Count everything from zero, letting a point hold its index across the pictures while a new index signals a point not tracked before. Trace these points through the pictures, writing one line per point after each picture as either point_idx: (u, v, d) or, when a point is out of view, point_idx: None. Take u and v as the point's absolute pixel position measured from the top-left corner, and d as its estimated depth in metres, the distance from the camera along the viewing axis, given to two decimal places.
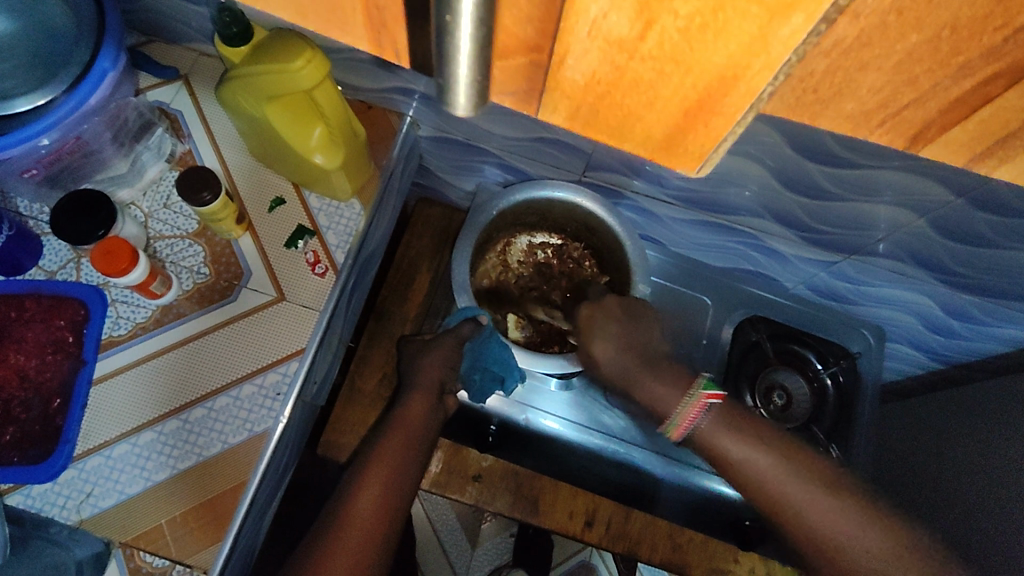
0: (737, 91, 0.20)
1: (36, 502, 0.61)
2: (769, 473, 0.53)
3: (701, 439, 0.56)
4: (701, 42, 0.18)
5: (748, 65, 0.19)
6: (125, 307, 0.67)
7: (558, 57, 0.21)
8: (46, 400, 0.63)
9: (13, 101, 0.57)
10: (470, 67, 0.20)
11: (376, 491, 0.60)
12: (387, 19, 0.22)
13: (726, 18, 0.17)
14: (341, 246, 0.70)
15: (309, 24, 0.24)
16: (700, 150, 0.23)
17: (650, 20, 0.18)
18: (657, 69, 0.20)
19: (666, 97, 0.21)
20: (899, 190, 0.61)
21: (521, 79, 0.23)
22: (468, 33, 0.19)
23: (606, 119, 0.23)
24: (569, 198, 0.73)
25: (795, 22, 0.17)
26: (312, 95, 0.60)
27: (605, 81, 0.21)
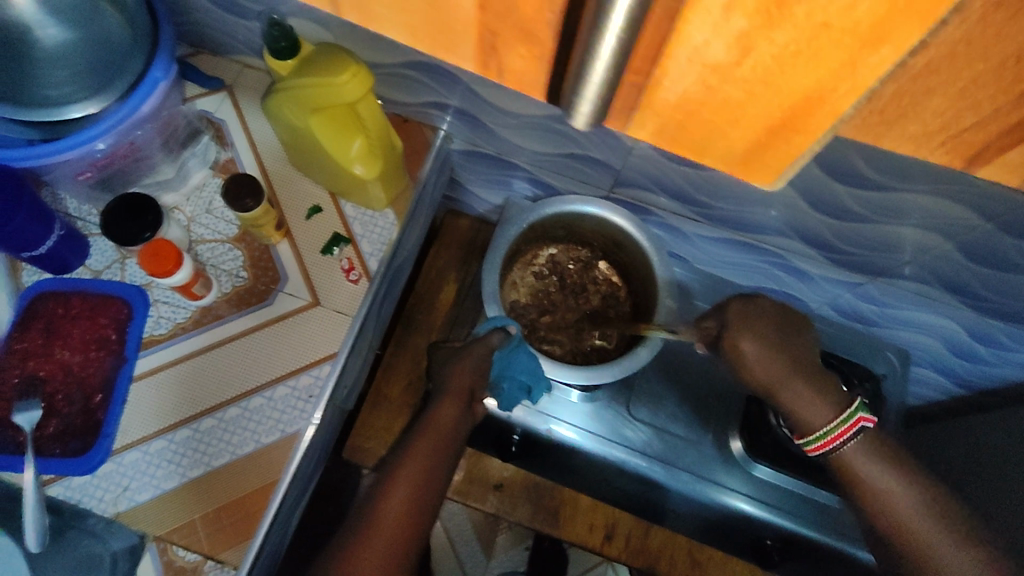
0: (822, 110, 0.25)
1: (75, 494, 0.63)
2: (917, 518, 0.53)
3: (845, 464, 0.56)
4: (792, 66, 0.23)
5: (834, 89, 0.24)
6: (166, 307, 0.69)
7: (656, 80, 0.27)
8: (88, 395, 0.66)
9: (69, 108, 0.61)
10: (597, 86, 0.26)
11: (404, 494, 0.61)
12: (495, 41, 0.29)
13: (819, 45, 0.22)
14: (375, 254, 0.72)
15: (421, 46, 0.31)
16: (779, 165, 0.30)
17: (748, 47, 0.23)
18: (747, 89, 0.25)
19: (754, 113, 0.27)
20: (928, 214, 0.61)
21: (623, 101, 0.29)
22: (604, 58, 0.24)
23: (691, 135, 0.30)
24: (598, 213, 0.74)
25: (883, 52, 0.22)
26: (356, 106, 0.63)
27: (696, 100, 0.27)
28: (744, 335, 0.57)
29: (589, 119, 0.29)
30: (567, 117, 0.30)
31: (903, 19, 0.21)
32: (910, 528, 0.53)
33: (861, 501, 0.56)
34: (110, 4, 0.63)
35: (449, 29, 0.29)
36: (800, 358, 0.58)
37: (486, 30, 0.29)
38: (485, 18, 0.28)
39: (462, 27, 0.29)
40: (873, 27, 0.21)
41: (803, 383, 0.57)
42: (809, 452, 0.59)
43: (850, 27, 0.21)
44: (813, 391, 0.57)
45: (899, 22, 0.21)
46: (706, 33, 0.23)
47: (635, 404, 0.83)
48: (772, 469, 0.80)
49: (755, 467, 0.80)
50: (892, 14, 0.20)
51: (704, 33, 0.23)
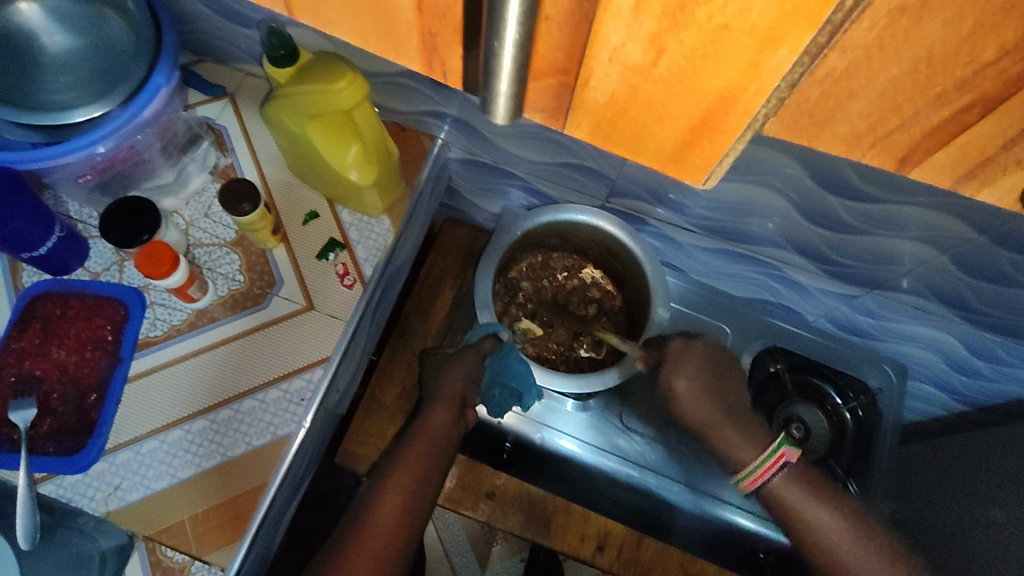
0: (735, 110, 0.22)
1: (67, 492, 0.63)
2: (838, 541, 0.59)
3: (774, 495, 0.62)
4: (703, 67, 0.21)
5: (743, 89, 0.21)
6: (163, 309, 0.70)
7: (583, 79, 0.24)
8: (83, 394, 0.66)
9: (73, 112, 0.62)
10: (508, 85, 0.24)
11: (395, 498, 0.61)
12: (438, 43, 0.25)
13: (723, 48, 0.20)
14: (369, 260, 0.73)
15: (371, 49, 0.27)
16: (706, 163, 0.26)
17: (661, 49, 0.21)
18: (666, 89, 0.23)
19: (674, 114, 0.24)
20: (922, 226, 0.62)
21: (549, 98, 0.25)
22: (512, 46, 0.22)
23: (623, 134, 0.26)
24: (592, 221, 0.75)
25: (782, 53, 0.20)
26: (352, 114, 0.64)
27: (623, 100, 0.24)
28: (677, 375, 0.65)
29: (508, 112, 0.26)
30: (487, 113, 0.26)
31: (795, 21, 0.19)
32: (828, 549, 0.60)
33: (792, 529, 0.62)
34: (115, 11, 0.65)
35: (393, 31, 0.25)
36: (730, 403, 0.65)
37: (426, 31, 0.25)
38: (425, 19, 0.24)
39: (406, 29, 0.25)
40: (770, 28, 0.19)
41: (734, 431, 0.63)
42: (744, 488, 0.64)
43: (747, 29, 0.19)
44: (742, 433, 0.63)
45: (791, 24, 0.19)
46: (622, 32, 0.21)
47: (629, 413, 0.83)
48: None
49: None
50: (785, 16, 0.18)
51: (620, 32, 0.21)
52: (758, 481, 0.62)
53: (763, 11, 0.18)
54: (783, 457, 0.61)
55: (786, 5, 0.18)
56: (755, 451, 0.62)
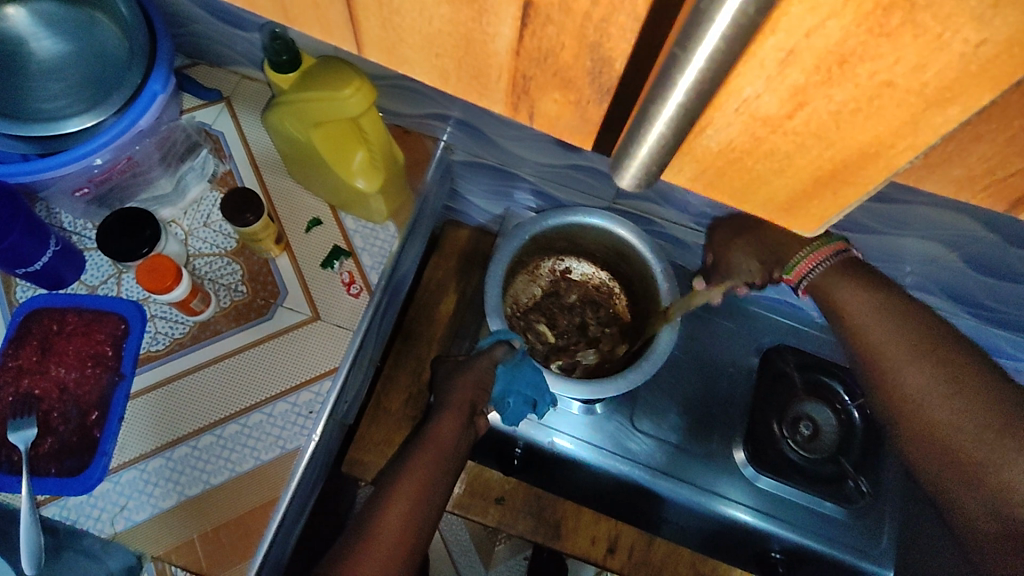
0: (875, 165, 0.23)
1: (71, 514, 0.62)
2: (870, 329, 0.58)
3: (829, 293, 0.61)
4: (849, 122, 0.21)
5: (891, 145, 0.22)
6: (164, 322, 0.68)
7: (699, 128, 0.23)
8: (84, 412, 0.64)
9: (66, 122, 0.60)
10: (649, 150, 0.24)
11: (401, 510, 0.61)
12: (531, 86, 0.26)
13: (880, 105, 0.20)
14: (375, 267, 0.71)
15: (449, 88, 0.27)
16: (823, 214, 0.27)
17: (802, 102, 0.21)
18: (796, 142, 0.23)
19: (801, 165, 0.24)
20: (932, 225, 0.61)
21: (661, 156, 0.25)
22: (663, 123, 0.22)
23: (731, 181, 0.26)
24: (602, 224, 0.74)
25: (951, 112, 0.20)
26: (358, 122, 0.62)
27: (739, 148, 0.24)
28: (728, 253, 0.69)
29: (638, 180, 0.25)
30: (613, 176, 0.26)
31: (978, 82, 0.19)
32: (870, 344, 0.57)
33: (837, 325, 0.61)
34: (106, 14, 0.62)
35: (482, 73, 0.26)
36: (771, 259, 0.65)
37: (520, 75, 0.25)
38: (520, 62, 0.24)
39: (495, 71, 0.25)
40: (944, 88, 0.19)
41: None
42: None
43: (916, 88, 0.19)
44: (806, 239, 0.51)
45: (974, 84, 0.19)
46: (759, 84, 0.21)
47: (638, 415, 0.83)
48: (774, 479, 0.80)
49: (757, 477, 0.80)
50: (967, 75, 0.19)
51: (756, 84, 0.21)
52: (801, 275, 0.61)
53: (940, 71, 0.19)
54: None
55: (971, 65, 0.18)
56: None
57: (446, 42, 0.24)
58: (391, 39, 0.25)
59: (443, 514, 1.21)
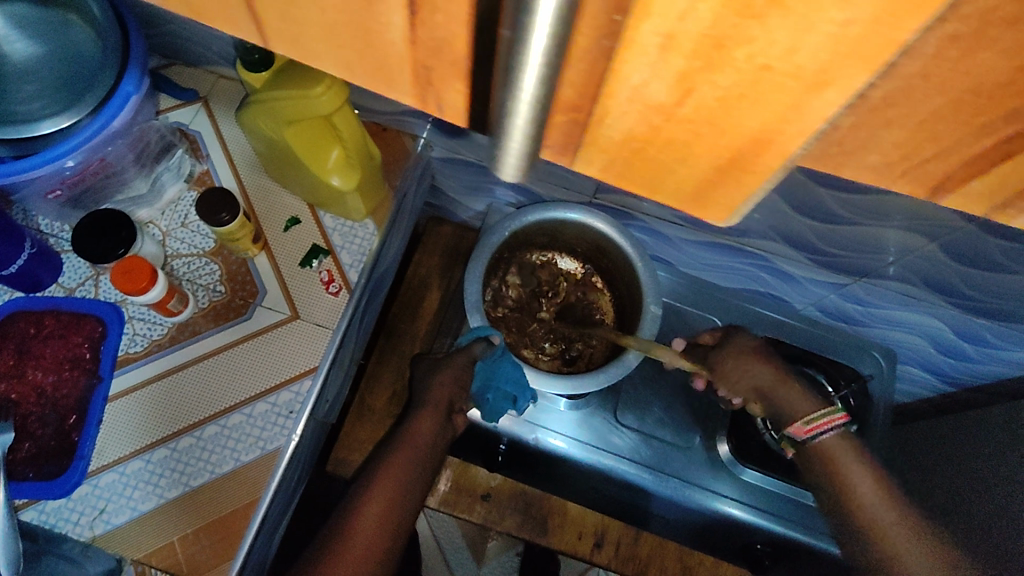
0: (772, 152, 0.18)
1: (50, 518, 0.61)
2: (869, 500, 0.56)
3: (825, 451, 0.60)
4: (739, 111, 0.17)
5: (781, 134, 0.17)
6: (142, 324, 0.68)
7: (595, 118, 0.19)
8: (62, 416, 0.64)
9: (39, 124, 0.59)
10: (521, 141, 0.19)
11: (380, 507, 0.62)
12: (434, 78, 0.21)
13: (767, 92, 0.16)
14: (354, 266, 0.71)
15: (356, 82, 0.22)
16: (734, 202, 0.20)
17: (690, 89, 0.17)
18: (692, 131, 0.18)
19: (699, 156, 0.19)
20: (909, 215, 0.61)
21: (556, 136, 0.20)
22: (523, 117, 0.18)
23: (640, 173, 0.21)
24: (580, 219, 0.74)
25: (830, 96, 0.16)
26: (331, 119, 0.61)
27: (640, 138, 0.19)
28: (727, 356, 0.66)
29: (520, 170, 0.21)
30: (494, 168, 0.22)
31: (853, 63, 0.15)
32: (863, 508, 0.56)
33: (830, 488, 0.58)
34: (78, 15, 0.61)
35: (384, 66, 0.21)
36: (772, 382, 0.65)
37: (421, 65, 0.20)
38: (420, 52, 0.20)
39: (396, 61, 0.20)
40: (822, 70, 0.15)
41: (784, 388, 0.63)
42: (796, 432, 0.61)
43: (793, 71, 0.15)
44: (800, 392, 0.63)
45: (848, 67, 0.15)
46: (643, 69, 0.17)
47: (622, 410, 0.83)
48: (760, 472, 0.80)
49: (743, 470, 0.80)
50: (839, 56, 0.14)
51: (641, 70, 0.16)
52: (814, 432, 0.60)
53: (813, 50, 0.14)
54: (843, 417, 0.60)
55: (851, 32, 0.14)
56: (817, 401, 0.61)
57: (342, 30, 0.20)
58: (290, 28, 0.20)
59: (425, 509, 1.20)
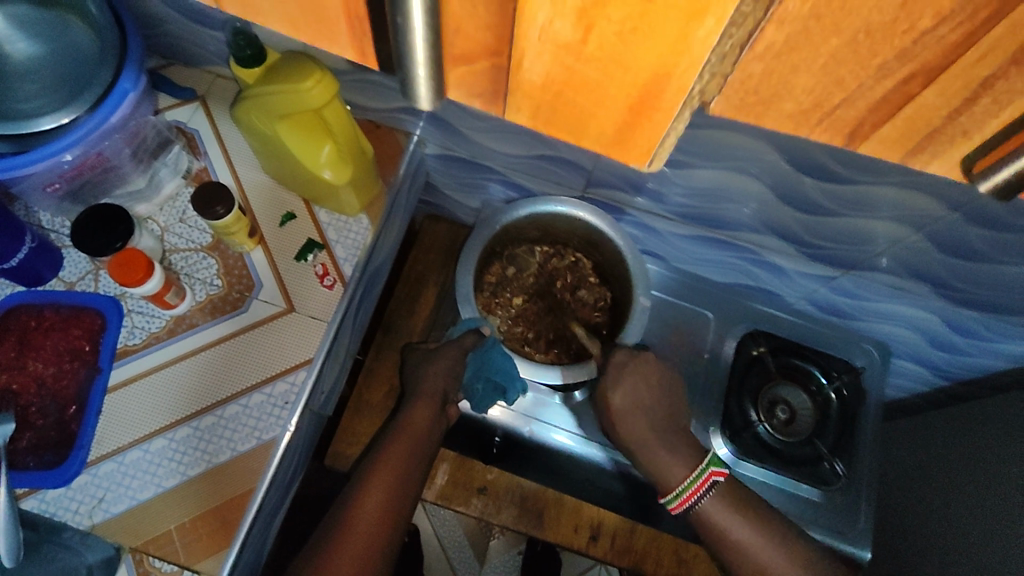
0: (671, 85, 0.28)
1: (50, 506, 0.63)
2: (755, 550, 0.66)
3: (702, 513, 0.68)
4: (632, 42, 0.25)
5: (675, 64, 0.26)
6: (140, 317, 0.69)
7: (521, 61, 0.29)
8: (62, 406, 0.65)
9: (39, 120, 0.60)
10: (424, 69, 0.31)
11: (379, 494, 0.63)
12: (364, 25, 0.31)
13: (651, 20, 0.24)
14: (349, 259, 0.72)
15: (303, 35, 0.33)
16: (646, 138, 0.32)
17: (590, 25, 0.25)
18: (600, 67, 0.28)
19: (614, 92, 0.29)
20: (896, 206, 0.61)
21: (485, 82, 0.33)
22: (421, 42, 0.29)
23: (565, 113, 0.32)
24: (569, 212, 0.74)
25: (709, 24, 0.24)
26: (322, 113, 0.63)
27: (560, 80, 0.30)
28: (612, 388, 0.71)
29: (432, 97, 0.34)
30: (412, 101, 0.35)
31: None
32: (749, 558, 0.66)
33: (719, 543, 0.67)
34: (78, 16, 0.63)
35: (323, 17, 0.31)
36: (655, 418, 0.72)
37: (353, 16, 0.31)
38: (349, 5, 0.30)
39: (333, 15, 0.31)
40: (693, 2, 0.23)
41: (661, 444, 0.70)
42: (672, 508, 0.70)
43: (673, 2, 0.23)
44: (667, 450, 0.70)
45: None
46: (549, 11, 0.25)
47: None
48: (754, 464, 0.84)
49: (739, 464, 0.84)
50: None
51: (546, 11, 0.25)
52: (686, 504, 0.68)
53: None
54: (710, 478, 0.68)
55: None
56: (684, 471, 0.69)
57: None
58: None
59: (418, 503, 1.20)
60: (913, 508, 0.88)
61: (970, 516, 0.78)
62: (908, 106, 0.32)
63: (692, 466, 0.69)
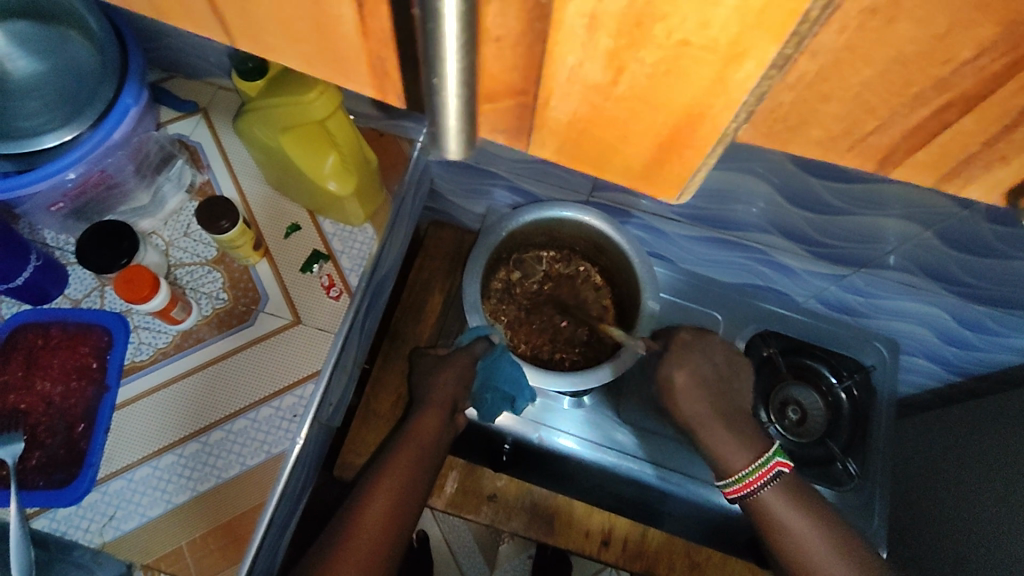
0: (703, 127, 0.20)
1: (61, 525, 0.62)
2: (814, 544, 0.64)
3: (760, 503, 0.66)
4: (667, 85, 0.19)
5: (708, 105, 0.19)
6: (147, 333, 0.69)
7: (541, 99, 0.22)
8: (71, 424, 0.65)
9: (42, 138, 0.60)
10: (457, 119, 0.23)
11: (387, 503, 0.63)
12: (389, 67, 0.23)
13: (687, 65, 0.18)
14: (355, 270, 0.72)
15: (318, 75, 0.24)
16: (680, 177, 0.23)
17: (621, 67, 0.19)
18: (629, 108, 0.21)
19: (640, 131, 0.22)
20: (906, 204, 0.61)
21: (509, 119, 0.24)
22: (454, 95, 0.21)
23: (587, 149, 0.24)
24: (575, 217, 0.74)
25: (748, 68, 0.18)
26: (326, 124, 0.62)
27: (585, 119, 0.22)
28: (676, 367, 0.71)
29: (461, 146, 0.25)
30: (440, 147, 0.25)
31: (758, 34, 0.17)
32: (804, 550, 0.64)
33: (774, 536, 0.65)
34: (77, 31, 0.62)
35: (341, 58, 0.23)
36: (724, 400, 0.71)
37: (375, 56, 0.22)
38: (372, 44, 0.22)
39: (352, 54, 0.23)
40: (732, 42, 0.17)
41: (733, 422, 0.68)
42: (730, 493, 0.69)
43: (709, 45, 0.17)
44: (737, 439, 0.68)
45: (755, 38, 0.17)
46: (578, 51, 0.19)
47: (625, 407, 0.83)
48: None
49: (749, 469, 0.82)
50: (747, 28, 0.16)
51: (575, 51, 0.19)
52: (746, 490, 0.67)
53: (724, 25, 0.17)
54: (776, 468, 0.66)
55: (748, 17, 0.16)
56: (752, 456, 0.67)
57: (300, 27, 0.21)
58: (248, 22, 0.22)
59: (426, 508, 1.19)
60: (927, 506, 0.87)
61: (986, 512, 0.77)
62: (942, 134, 0.23)
63: (755, 455, 0.67)
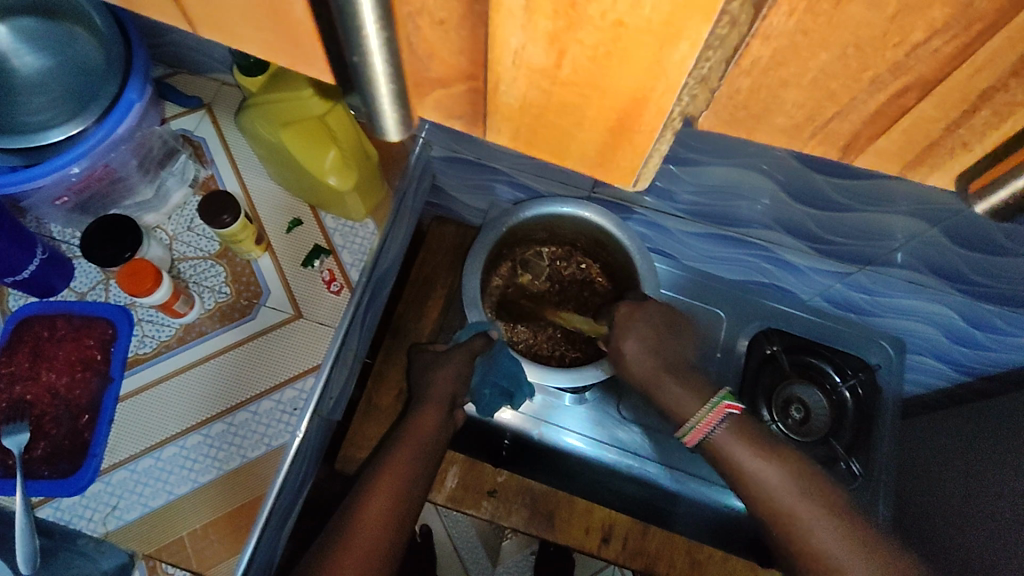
0: (649, 109, 0.22)
1: (65, 514, 0.63)
2: (779, 486, 0.57)
3: (716, 445, 0.61)
4: (609, 68, 0.20)
5: (651, 88, 0.21)
6: (150, 325, 0.70)
7: (492, 84, 0.23)
8: (75, 415, 0.66)
9: (47, 132, 0.60)
10: (390, 100, 0.24)
11: (384, 499, 0.62)
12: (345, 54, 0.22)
13: (625, 47, 0.19)
14: (356, 264, 0.73)
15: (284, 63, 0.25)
16: (631, 163, 0.25)
17: (562, 50, 0.20)
18: (577, 93, 0.22)
19: (591, 115, 0.23)
20: (909, 200, 0.59)
21: (463, 105, 0.25)
22: (381, 70, 0.22)
23: (545, 137, 0.25)
24: (574, 212, 0.74)
25: (683, 47, 0.19)
26: (326, 120, 0.62)
27: (537, 104, 0.23)
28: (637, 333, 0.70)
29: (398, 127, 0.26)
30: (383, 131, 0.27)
31: (690, 14, 0.17)
32: (772, 496, 0.57)
33: (739, 485, 0.60)
34: (82, 27, 0.63)
35: (299, 41, 0.23)
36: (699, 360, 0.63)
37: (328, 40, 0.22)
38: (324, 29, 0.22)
39: (308, 38, 0.23)
40: (665, 23, 0.18)
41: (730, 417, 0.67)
42: (688, 443, 0.64)
43: (644, 25, 0.18)
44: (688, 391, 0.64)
45: (687, 18, 0.18)
46: (520, 35, 0.20)
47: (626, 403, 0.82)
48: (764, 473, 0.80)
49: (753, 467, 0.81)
50: (677, 9, 0.17)
51: (517, 34, 0.20)
52: (699, 435, 0.62)
53: (654, 4, 0.17)
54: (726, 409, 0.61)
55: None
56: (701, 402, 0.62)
57: (254, 9, 0.22)
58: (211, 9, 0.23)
59: (430, 503, 1.20)
60: (931, 506, 0.86)
61: (991, 512, 0.76)
62: (901, 124, 0.23)
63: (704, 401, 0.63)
